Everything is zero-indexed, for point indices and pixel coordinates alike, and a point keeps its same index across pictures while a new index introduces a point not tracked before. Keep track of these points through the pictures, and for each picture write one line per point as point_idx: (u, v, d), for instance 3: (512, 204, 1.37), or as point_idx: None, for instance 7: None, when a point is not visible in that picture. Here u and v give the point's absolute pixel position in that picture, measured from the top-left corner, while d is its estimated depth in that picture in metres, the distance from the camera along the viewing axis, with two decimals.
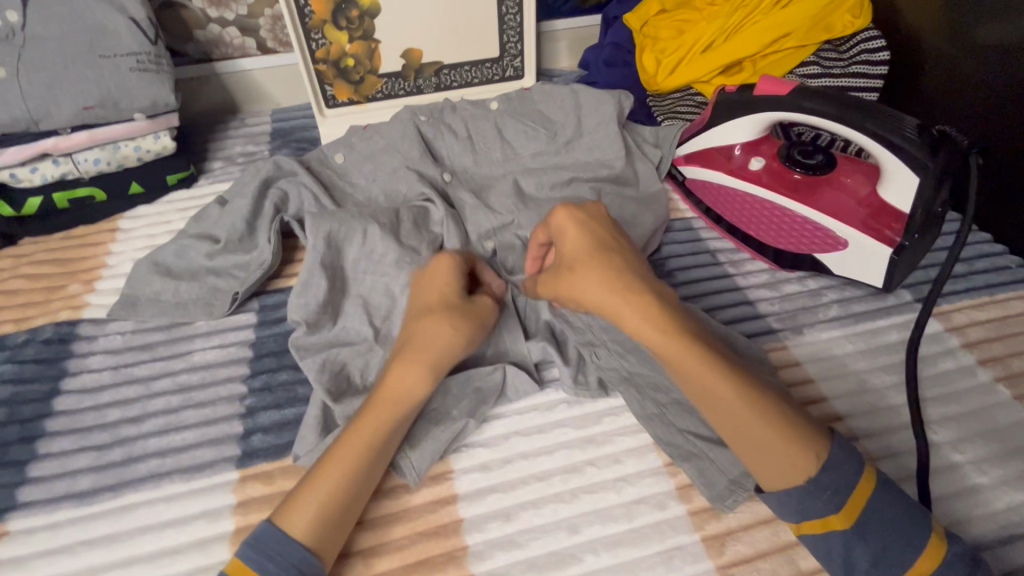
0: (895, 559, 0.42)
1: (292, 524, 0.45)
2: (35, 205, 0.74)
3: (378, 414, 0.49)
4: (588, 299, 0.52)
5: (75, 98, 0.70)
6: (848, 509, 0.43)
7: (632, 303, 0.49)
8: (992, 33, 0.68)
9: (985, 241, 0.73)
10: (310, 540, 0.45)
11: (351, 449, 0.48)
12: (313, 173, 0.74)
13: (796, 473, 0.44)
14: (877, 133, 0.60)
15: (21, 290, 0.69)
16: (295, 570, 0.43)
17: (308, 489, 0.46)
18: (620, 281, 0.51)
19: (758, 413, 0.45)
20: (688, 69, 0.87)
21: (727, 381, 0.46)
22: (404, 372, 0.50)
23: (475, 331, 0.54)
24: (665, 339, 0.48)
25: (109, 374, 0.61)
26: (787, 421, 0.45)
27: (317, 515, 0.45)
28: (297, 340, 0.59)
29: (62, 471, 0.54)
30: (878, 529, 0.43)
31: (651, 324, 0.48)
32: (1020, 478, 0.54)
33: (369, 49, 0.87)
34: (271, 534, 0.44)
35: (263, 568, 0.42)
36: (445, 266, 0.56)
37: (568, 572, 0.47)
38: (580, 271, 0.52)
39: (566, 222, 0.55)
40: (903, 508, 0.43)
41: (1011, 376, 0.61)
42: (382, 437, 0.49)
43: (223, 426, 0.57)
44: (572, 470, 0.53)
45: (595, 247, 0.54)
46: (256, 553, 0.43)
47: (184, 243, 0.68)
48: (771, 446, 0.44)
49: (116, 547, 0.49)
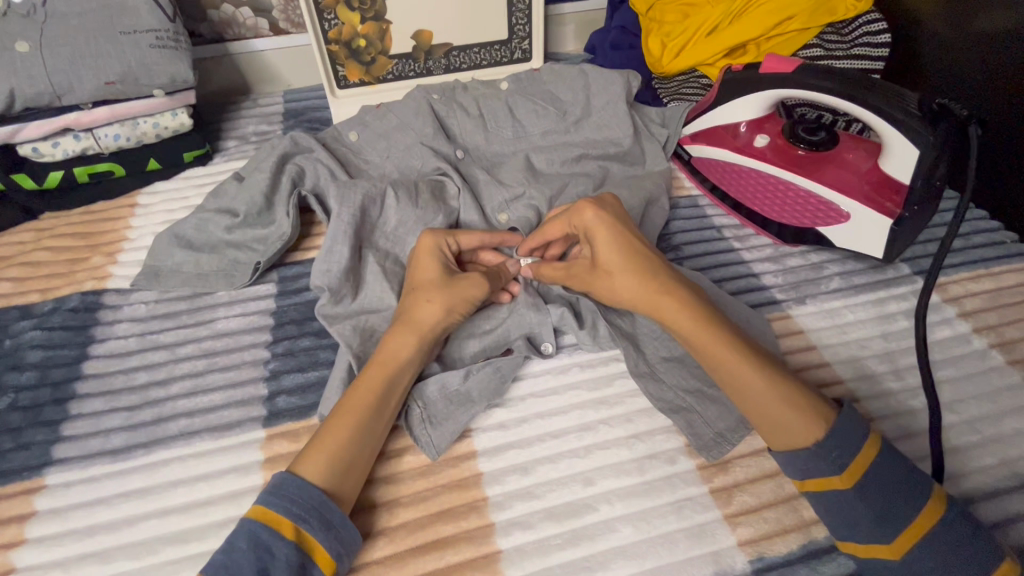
0: (892, 517, 0.44)
1: (307, 470, 0.47)
2: (56, 179, 0.76)
3: (377, 372, 0.52)
4: (625, 292, 0.54)
5: (97, 74, 0.71)
6: (849, 471, 0.45)
7: (669, 296, 0.52)
8: (991, 16, 0.70)
9: (981, 217, 0.76)
10: (324, 483, 0.47)
11: (358, 405, 0.51)
12: (328, 149, 0.76)
13: (798, 435, 0.47)
14: (878, 109, 0.62)
15: (45, 261, 0.70)
16: (314, 511, 0.45)
17: (320, 440, 0.49)
18: (654, 278, 0.53)
19: (770, 388, 0.48)
20: (694, 52, 0.89)
21: (754, 368, 0.49)
22: (398, 339, 0.54)
23: (460, 299, 0.56)
24: (703, 330, 0.50)
25: (135, 340, 0.63)
26: (794, 393, 0.48)
27: (329, 461, 0.48)
28: (323, 308, 0.61)
29: (94, 430, 0.56)
30: (879, 492, 0.44)
31: (689, 319, 0.51)
32: (1012, 436, 0.57)
33: (380, 30, 0.89)
34: (290, 480, 0.46)
35: (285, 510, 0.44)
36: (423, 245, 0.59)
37: (585, 520, 0.50)
38: (619, 268, 0.54)
39: (594, 218, 0.56)
40: (905, 473, 0.45)
41: (1005, 343, 0.64)
42: (384, 391, 0.52)
43: (248, 388, 0.59)
44: (586, 428, 0.55)
45: (628, 242, 0.55)
46: (276, 495, 0.45)
47: (203, 216, 0.70)
48: (774, 411, 0.47)
49: (151, 499, 0.51)
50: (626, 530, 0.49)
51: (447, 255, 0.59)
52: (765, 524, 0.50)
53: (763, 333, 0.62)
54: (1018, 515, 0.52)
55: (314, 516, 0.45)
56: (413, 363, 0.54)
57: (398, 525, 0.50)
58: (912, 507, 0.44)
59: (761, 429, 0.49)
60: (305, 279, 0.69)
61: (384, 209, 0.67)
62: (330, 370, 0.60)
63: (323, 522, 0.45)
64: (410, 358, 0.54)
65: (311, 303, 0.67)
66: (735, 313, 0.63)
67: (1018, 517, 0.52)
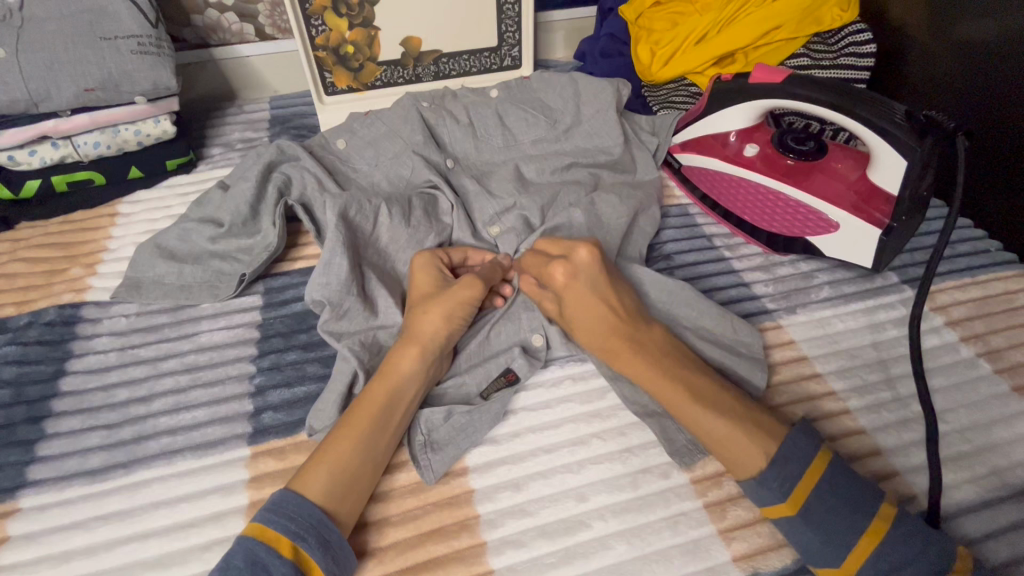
0: (839, 540, 0.44)
1: (306, 487, 0.46)
2: (33, 188, 0.74)
3: (380, 386, 0.52)
4: (589, 345, 0.56)
5: (76, 81, 0.70)
6: (792, 496, 0.46)
7: (627, 355, 0.53)
8: (975, 27, 0.71)
9: (966, 226, 0.77)
10: (322, 501, 0.46)
11: (356, 425, 0.50)
12: (316, 157, 0.74)
13: (750, 472, 0.48)
14: (867, 120, 0.63)
15: (21, 273, 0.68)
16: (312, 530, 0.44)
17: (320, 455, 0.48)
18: (621, 340, 0.54)
19: (726, 433, 0.48)
20: (683, 60, 0.89)
21: (714, 417, 0.49)
22: (399, 352, 0.53)
23: (458, 309, 0.56)
24: (659, 388, 0.52)
25: (115, 354, 0.61)
26: (754, 433, 0.48)
27: (329, 478, 0.47)
28: (325, 325, 0.59)
29: (71, 450, 0.54)
30: (823, 515, 0.45)
31: (650, 382, 0.52)
32: (1000, 445, 0.57)
33: (368, 36, 0.88)
34: (290, 498, 0.45)
35: (283, 529, 0.43)
36: (424, 263, 0.60)
37: (578, 538, 0.49)
38: (580, 325, 0.55)
39: (561, 272, 0.56)
40: (853, 494, 0.45)
41: (991, 352, 0.64)
42: (385, 406, 0.51)
43: (233, 404, 0.57)
44: (579, 442, 0.55)
45: (594, 297, 0.55)
46: (274, 514, 0.44)
47: (187, 226, 0.68)
48: (728, 450, 0.48)
49: (131, 522, 0.50)
50: (620, 547, 0.48)
51: (446, 269, 0.60)
52: (758, 539, 0.49)
53: (754, 344, 0.62)
54: (1008, 526, 0.52)
55: (312, 535, 0.44)
56: (417, 376, 0.53)
57: (387, 545, 0.49)
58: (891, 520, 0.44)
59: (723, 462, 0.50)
60: (292, 290, 0.68)
61: (378, 221, 0.66)
62: (318, 385, 0.59)
63: (321, 541, 0.44)
64: (413, 371, 0.53)
65: (298, 315, 0.65)
66: (729, 326, 0.62)
67: (1007, 527, 0.52)
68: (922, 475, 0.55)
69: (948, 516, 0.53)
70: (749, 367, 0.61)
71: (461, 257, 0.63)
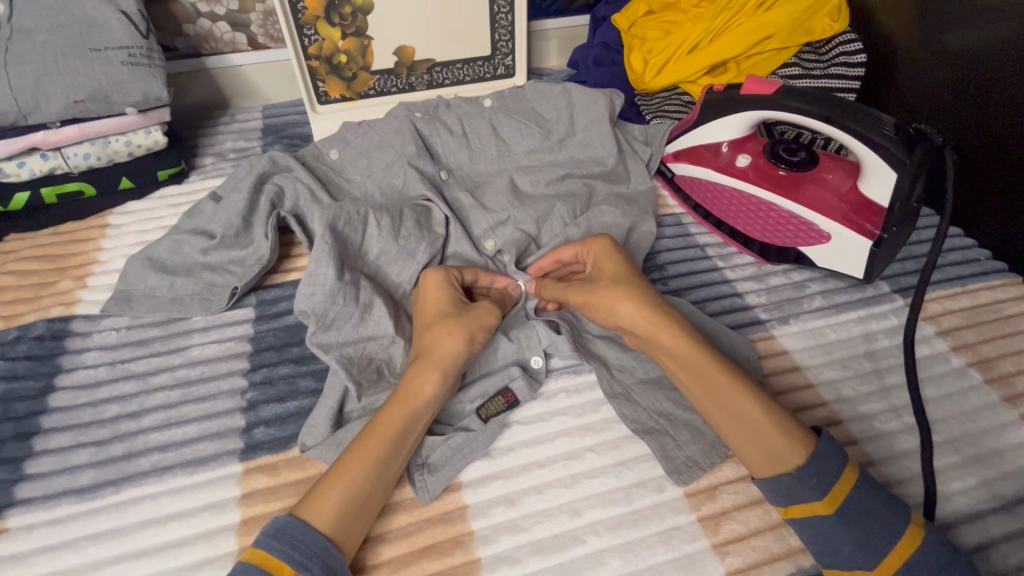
0: (874, 544, 0.44)
1: (314, 514, 0.46)
2: (22, 200, 0.73)
3: (399, 410, 0.51)
4: (627, 307, 0.55)
5: (66, 92, 0.69)
6: (831, 496, 0.45)
7: (671, 322, 0.53)
8: (963, 38, 0.71)
9: (957, 235, 0.77)
10: (330, 528, 0.45)
11: (376, 443, 0.49)
12: (309, 168, 0.74)
13: (783, 461, 0.47)
14: (855, 131, 0.63)
15: (10, 286, 0.67)
16: (316, 558, 0.43)
17: (332, 478, 0.48)
18: (658, 305, 0.55)
19: (767, 414, 0.49)
20: (675, 70, 0.89)
21: (749, 396, 0.50)
22: (421, 374, 0.53)
23: (477, 332, 0.56)
24: (703, 352, 0.52)
25: (105, 369, 0.61)
26: (781, 420, 0.49)
27: (340, 504, 0.46)
28: (315, 337, 0.59)
29: (60, 467, 0.53)
30: (860, 518, 0.45)
31: (688, 342, 0.52)
32: (989, 456, 0.57)
33: (362, 45, 0.87)
34: (294, 525, 0.44)
35: (286, 557, 0.43)
36: (434, 281, 0.59)
37: (572, 553, 0.49)
38: (624, 287, 0.56)
39: (608, 246, 0.61)
40: (887, 503, 0.45)
41: (982, 362, 0.65)
42: (404, 429, 0.50)
43: (224, 419, 0.57)
44: (573, 456, 0.55)
45: (634, 273, 0.59)
46: (277, 540, 0.43)
47: (178, 238, 0.68)
48: (766, 436, 0.48)
49: (122, 541, 0.49)
50: (614, 563, 0.48)
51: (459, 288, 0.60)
52: (753, 553, 0.49)
53: (746, 358, 0.62)
54: (1000, 537, 0.52)
55: (315, 563, 0.43)
56: (437, 400, 0.53)
57: (381, 562, 0.48)
58: (882, 536, 0.44)
59: (749, 454, 0.49)
60: (285, 303, 0.67)
61: (369, 232, 0.66)
62: (310, 400, 0.58)
63: (325, 568, 0.44)
64: (433, 394, 0.52)
65: (291, 328, 0.65)
66: (721, 340, 0.63)
67: (1001, 538, 0.52)
68: (915, 485, 0.55)
69: (942, 527, 0.53)
70: None
71: (472, 277, 0.62)
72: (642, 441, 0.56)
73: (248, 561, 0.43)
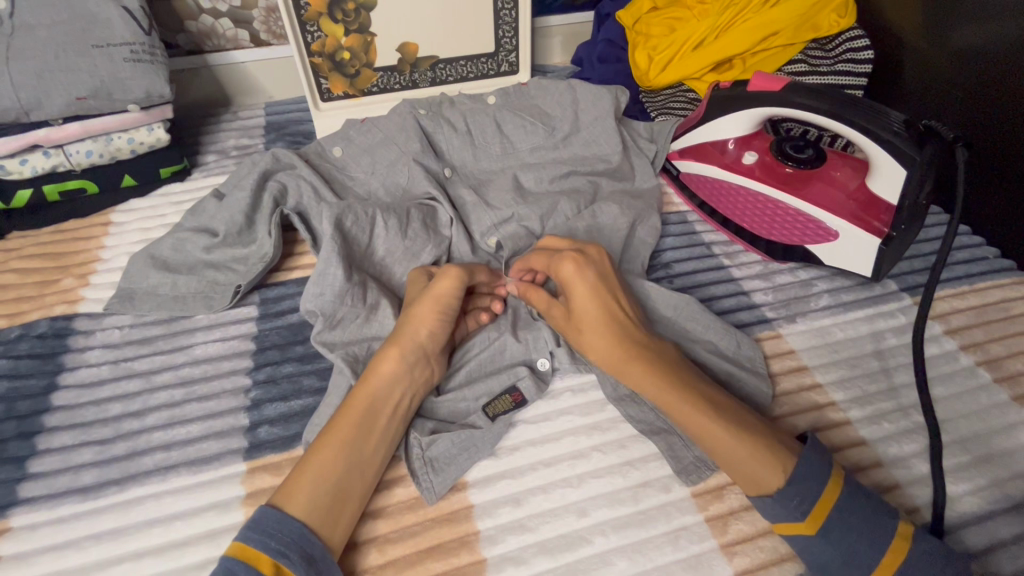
0: (860, 561, 0.44)
1: (286, 502, 0.46)
2: (25, 198, 0.73)
3: (363, 391, 0.51)
4: (594, 350, 0.55)
5: (68, 89, 0.69)
6: (813, 514, 0.45)
7: (635, 366, 0.52)
8: (973, 34, 0.70)
9: (965, 233, 0.77)
10: (303, 516, 0.45)
11: (340, 431, 0.49)
12: (312, 165, 0.74)
13: (764, 483, 0.47)
14: (864, 128, 0.62)
15: (13, 284, 0.67)
16: (294, 545, 0.43)
17: (301, 469, 0.47)
18: (624, 344, 0.53)
19: (738, 441, 0.48)
20: (681, 66, 0.88)
21: (721, 425, 0.48)
22: (382, 355, 0.53)
23: (440, 306, 0.55)
24: (670, 394, 0.51)
25: (108, 368, 0.60)
26: (756, 444, 0.48)
27: (310, 492, 0.46)
28: (319, 335, 0.59)
29: (64, 466, 0.53)
30: (845, 534, 0.44)
31: (653, 386, 0.51)
32: (1000, 456, 0.57)
33: (365, 42, 0.87)
34: (269, 515, 0.44)
35: (262, 544, 0.43)
36: (413, 280, 0.61)
37: (579, 554, 0.48)
38: (587, 330, 0.55)
39: (571, 270, 0.57)
40: (876, 511, 0.45)
41: (991, 361, 0.64)
42: (367, 412, 0.50)
43: (228, 418, 0.57)
44: (579, 455, 0.54)
45: (603, 300, 0.56)
46: (253, 530, 0.43)
47: (181, 236, 0.67)
48: (742, 466, 0.48)
49: (125, 541, 0.49)
50: (621, 563, 0.48)
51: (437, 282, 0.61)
52: (761, 554, 0.49)
53: (753, 359, 0.62)
54: (1010, 538, 0.52)
55: (294, 551, 0.43)
56: (401, 377, 0.52)
57: (386, 563, 0.48)
58: (891, 537, 0.44)
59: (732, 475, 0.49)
60: (289, 301, 0.67)
61: (373, 230, 0.66)
62: (315, 399, 0.58)
63: (305, 556, 0.43)
64: (393, 370, 0.52)
65: (295, 326, 0.65)
66: (729, 342, 0.62)
67: (1009, 539, 0.52)
68: (924, 486, 0.55)
69: (951, 528, 0.52)
70: (751, 379, 0.61)
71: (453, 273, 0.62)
72: (650, 440, 0.55)
73: (228, 553, 0.43)
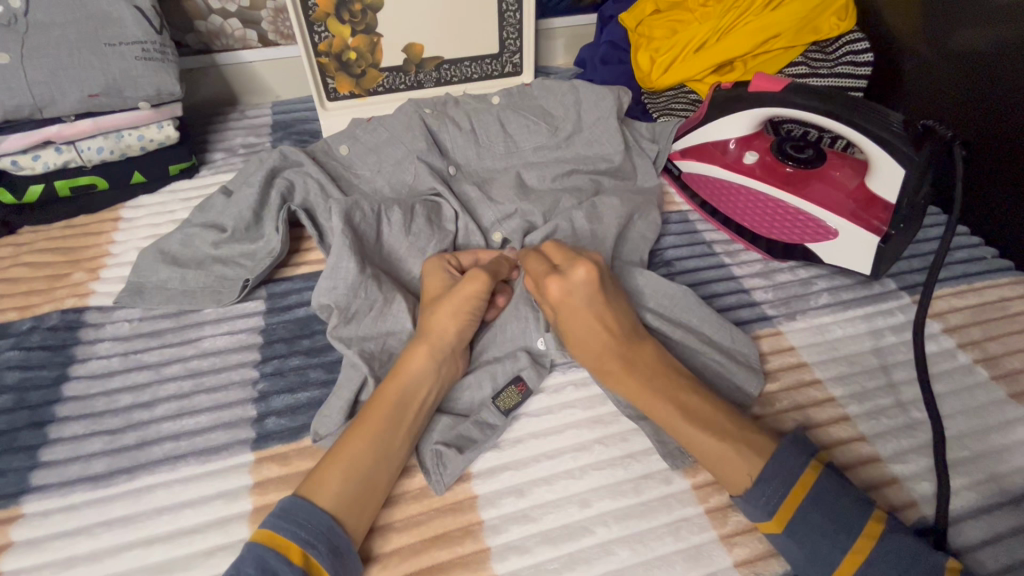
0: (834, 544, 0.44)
1: (318, 493, 0.47)
2: (36, 194, 0.74)
3: (391, 384, 0.52)
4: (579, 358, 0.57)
5: (81, 86, 0.70)
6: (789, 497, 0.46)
7: (614, 377, 0.54)
8: (971, 38, 0.71)
9: (963, 233, 0.78)
10: (332, 507, 0.46)
11: (370, 424, 0.50)
12: (318, 163, 0.75)
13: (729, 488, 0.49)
14: (863, 128, 0.63)
15: (24, 278, 0.68)
16: (322, 537, 0.44)
17: (333, 458, 0.49)
18: (603, 357, 0.55)
19: (705, 454, 0.49)
20: (682, 68, 0.90)
21: (692, 437, 0.50)
22: (410, 351, 0.54)
23: (464, 306, 0.56)
24: (647, 401, 0.52)
25: (118, 360, 0.61)
26: (726, 453, 0.49)
27: (341, 484, 0.47)
28: (335, 330, 0.59)
29: (75, 455, 0.54)
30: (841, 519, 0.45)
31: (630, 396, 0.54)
32: (997, 452, 0.58)
33: (371, 43, 0.88)
34: (300, 505, 0.45)
35: (292, 534, 0.44)
36: (433, 267, 0.62)
37: (582, 544, 0.49)
38: (570, 342, 0.57)
39: (554, 291, 0.55)
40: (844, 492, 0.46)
41: (988, 358, 0.65)
42: (397, 405, 0.52)
43: (236, 409, 0.58)
44: (582, 447, 0.55)
45: (584, 315, 0.55)
46: (283, 519, 0.44)
47: (190, 232, 0.68)
48: (713, 470, 0.50)
49: (135, 528, 0.50)
50: (622, 553, 0.49)
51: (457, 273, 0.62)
52: (759, 544, 0.50)
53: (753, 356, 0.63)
54: (1007, 532, 0.52)
55: (321, 542, 0.44)
56: (429, 374, 0.53)
57: (392, 550, 0.49)
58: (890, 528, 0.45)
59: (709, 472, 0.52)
60: (296, 296, 0.68)
61: (379, 226, 0.67)
62: (321, 391, 0.59)
63: (331, 546, 0.44)
64: (425, 368, 0.53)
65: (301, 320, 0.66)
66: (730, 337, 0.63)
67: (1006, 533, 0.52)
68: (922, 480, 0.55)
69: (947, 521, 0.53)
70: (750, 375, 0.61)
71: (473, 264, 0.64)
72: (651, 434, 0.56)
73: (257, 540, 0.44)
